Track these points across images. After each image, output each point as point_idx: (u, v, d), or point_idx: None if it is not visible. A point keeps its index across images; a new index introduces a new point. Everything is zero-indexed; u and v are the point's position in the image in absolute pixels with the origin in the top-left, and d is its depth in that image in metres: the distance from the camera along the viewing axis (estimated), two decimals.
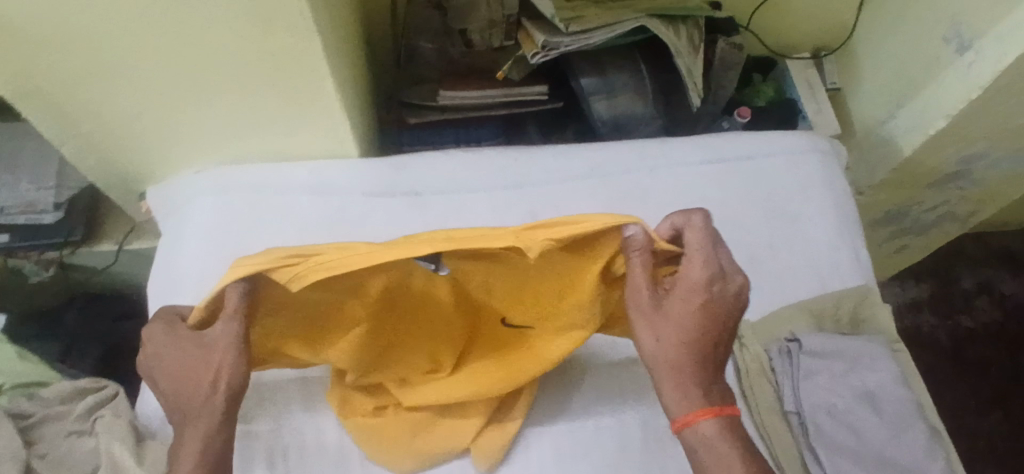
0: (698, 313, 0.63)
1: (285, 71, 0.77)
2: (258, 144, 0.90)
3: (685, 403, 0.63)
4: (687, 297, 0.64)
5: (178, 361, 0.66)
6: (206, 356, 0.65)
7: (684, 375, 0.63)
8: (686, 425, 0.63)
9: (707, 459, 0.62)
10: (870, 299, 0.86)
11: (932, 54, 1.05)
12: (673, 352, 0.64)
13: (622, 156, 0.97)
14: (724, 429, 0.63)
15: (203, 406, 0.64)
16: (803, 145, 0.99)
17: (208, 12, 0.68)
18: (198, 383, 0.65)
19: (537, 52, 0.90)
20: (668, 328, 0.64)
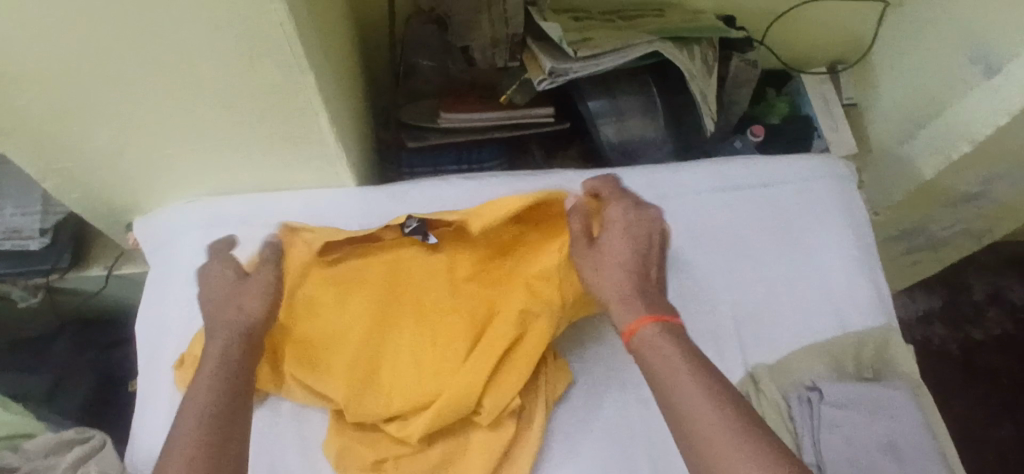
0: (625, 236, 0.75)
1: (277, 105, 0.73)
2: (249, 175, 0.86)
3: (629, 315, 0.69)
4: (612, 226, 0.77)
5: (217, 300, 0.74)
6: (240, 289, 0.73)
7: (623, 290, 0.71)
8: (631, 332, 0.68)
9: (655, 363, 0.65)
10: (891, 340, 0.84)
11: (956, 74, 1.00)
12: (613, 276, 0.72)
13: (632, 183, 0.91)
14: (669, 331, 0.67)
15: (229, 335, 0.69)
16: (822, 171, 0.94)
17: (194, 51, 0.64)
18: (225, 317, 0.71)
19: (543, 79, 0.85)
20: (605, 258, 0.74)
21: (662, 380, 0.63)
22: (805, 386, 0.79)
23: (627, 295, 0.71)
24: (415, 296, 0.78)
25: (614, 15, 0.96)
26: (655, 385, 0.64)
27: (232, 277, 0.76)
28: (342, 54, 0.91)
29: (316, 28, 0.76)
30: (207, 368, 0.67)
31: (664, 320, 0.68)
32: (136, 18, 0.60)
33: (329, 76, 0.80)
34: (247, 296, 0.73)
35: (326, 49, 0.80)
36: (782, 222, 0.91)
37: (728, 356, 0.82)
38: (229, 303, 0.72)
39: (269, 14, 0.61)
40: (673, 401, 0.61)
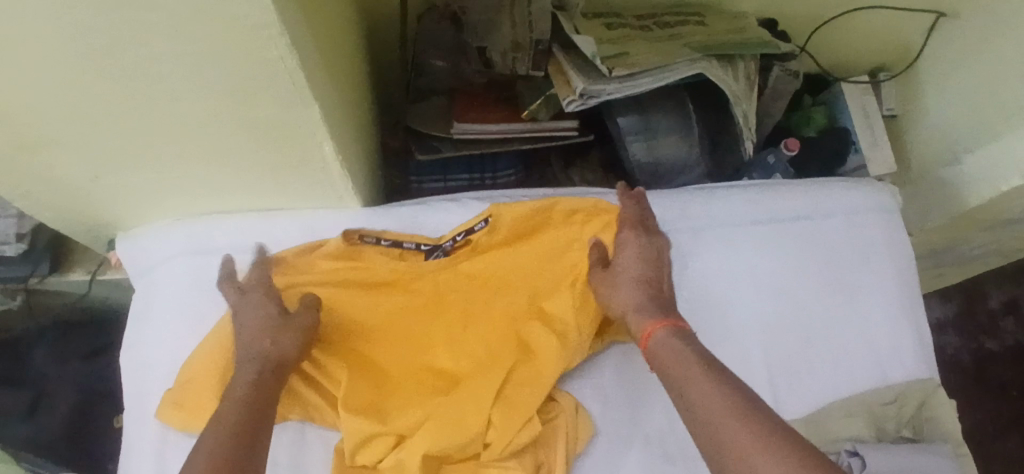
0: (639, 256, 0.75)
1: (272, 134, 0.65)
2: (241, 198, 0.78)
3: (642, 320, 0.70)
4: (626, 247, 0.76)
5: (251, 333, 0.70)
6: (273, 322, 0.70)
7: (639, 304, 0.72)
8: (647, 337, 0.69)
9: (668, 359, 0.65)
10: (933, 395, 0.77)
11: (1014, 99, 0.94)
12: (629, 294, 0.73)
13: (663, 212, 0.83)
14: (679, 331, 0.67)
15: (259, 367, 0.68)
16: (867, 203, 0.87)
17: (182, 86, 0.57)
18: (256, 347, 0.69)
19: (573, 100, 0.77)
20: (618, 279, 0.74)
21: (676, 374, 0.62)
22: (844, 450, 0.72)
23: (644, 305, 0.71)
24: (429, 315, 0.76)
25: (649, 20, 0.88)
26: (671, 385, 0.63)
27: (267, 309, 0.71)
28: (351, 61, 0.82)
29: (324, 45, 0.68)
30: (234, 392, 0.66)
31: (674, 323, 0.68)
32: (116, 51, 0.52)
33: (334, 98, 0.72)
34: (287, 335, 0.70)
35: (334, 63, 0.72)
36: (821, 255, 0.84)
37: None
38: (265, 340, 0.69)
39: (268, 49, 0.53)
40: (688, 394, 0.60)
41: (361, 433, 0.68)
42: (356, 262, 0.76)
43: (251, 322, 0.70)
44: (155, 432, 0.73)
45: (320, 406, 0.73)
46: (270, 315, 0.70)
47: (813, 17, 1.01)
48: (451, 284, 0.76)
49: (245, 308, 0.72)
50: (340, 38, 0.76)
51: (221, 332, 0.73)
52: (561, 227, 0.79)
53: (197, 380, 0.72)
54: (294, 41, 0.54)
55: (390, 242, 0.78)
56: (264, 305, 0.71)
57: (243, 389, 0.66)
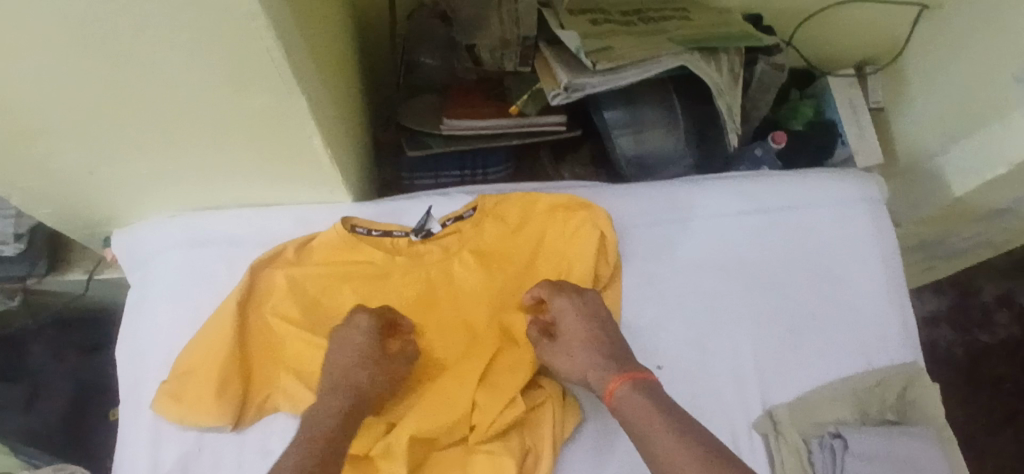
0: (580, 320, 0.72)
1: (263, 127, 0.67)
2: (235, 191, 0.80)
3: (602, 379, 0.69)
4: (564, 311, 0.73)
5: (347, 364, 0.69)
6: (372, 356, 0.69)
7: (594, 364, 0.70)
8: (611, 396, 0.67)
9: (635, 417, 0.64)
10: (916, 379, 0.79)
11: (997, 90, 0.95)
12: (581, 359, 0.71)
13: (651, 204, 0.85)
14: (639, 385, 0.66)
15: (347, 396, 0.67)
16: (855, 194, 0.88)
17: (175, 78, 0.58)
18: (350, 384, 0.68)
19: (558, 93, 0.78)
20: (567, 343, 0.72)
21: (640, 430, 0.63)
22: (828, 434, 0.74)
23: (597, 365, 0.69)
24: (417, 302, 0.78)
25: (635, 16, 0.89)
26: (637, 441, 0.64)
27: (368, 339, 0.70)
28: (343, 59, 0.84)
29: (315, 41, 0.69)
30: (317, 421, 0.66)
31: (632, 376, 0.67)
32: (108, 45, 0.54)
33: (325, 92, 0.73)
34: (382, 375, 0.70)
35: (325, 60, 0.74)
36: (806, 243, 0.85)
37: (746, 393, 0.79)
38: (363, 374, 0.68)
39: (258, 42, 0.55)
40: (654, 450, 0.62)
41: None
42: (353, 252, 0.78)
43: (353, 353, 0.69)
44: (151, 422, 0.75)
45: (307, 397, 0.74)
46: (373, 350, 0.70)
47: (798, 12, 1.02)
48: (439, 274, 0.79)
49: (346, 334, 0.70)
50: (331, 35, 0.77)
51: (215, 323, 0.74)
52: (542, 219, 0.82)
53: (191, 367, 0.74)
54: (282, 33, 0.56)
55: (380, 233, 0.80)
56: (368, 338, 0.70)
57: (327, 419, 0.66)
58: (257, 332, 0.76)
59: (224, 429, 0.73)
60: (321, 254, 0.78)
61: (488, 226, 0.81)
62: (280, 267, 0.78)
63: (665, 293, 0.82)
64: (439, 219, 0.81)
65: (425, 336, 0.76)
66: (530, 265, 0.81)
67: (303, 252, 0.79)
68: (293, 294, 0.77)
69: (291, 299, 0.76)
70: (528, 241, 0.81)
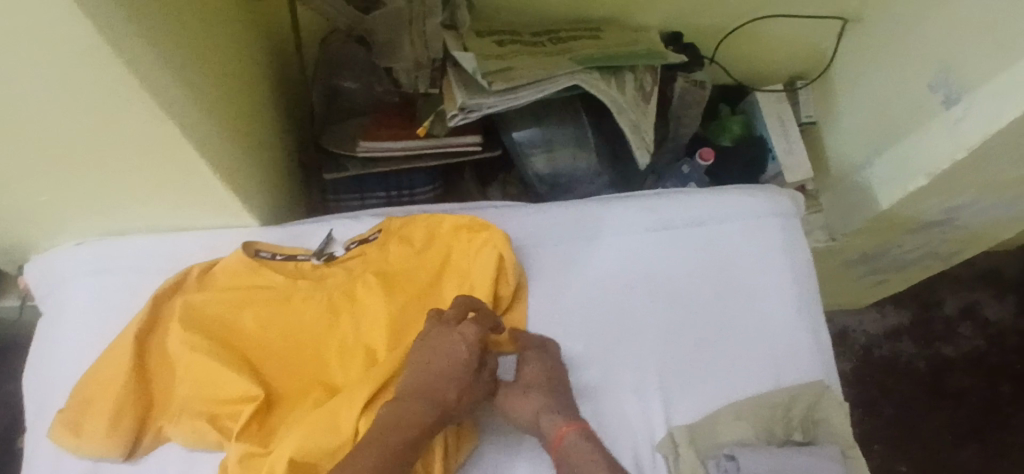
0: (545, 370, 0.75)
1: (148, 157, 0.67)
2: (142, 216, 0.79)
3: (554, 423, 0.72)
4: (533, 358, 0.76)
5: (440, 375, 0.71)
6: (467, 372, 0.72)
7: (545, 409, 0.73)
8: (557, 441, 0.71)
9: (582, 468, 0.69)
10: (822, 397, 0.78)
11: (915, 100, 0.94)
12: (533, 401, 0.73)
13: (560, 223, 0.85)
14: (588, 436, 0.71)
15: (432, 409, 0.69)
16: (768, 208, 0.88)
17: (44, 110, 0.58)
18: (443, 397, 0.70)
19: (454, 114, 0.79)
20: (524, 386, 0.75)
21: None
22: (723, 455, 0.74)
23: (552, 408, 0.73)
24: (312, 326, 0.77)
25: (544, 36, 0.90)
26: None
27: (469, 356, 0.72)
28: (257, 86, 0.84)
29: (206, 65, 0.69)
30: (404, 426, 0.67)
31: (581, 426, 0.72)
32: None
33: (220, 115, 0.72)
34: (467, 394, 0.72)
35: (224, 85, 0.74)
36: (718, 258, 0.85)
37: (649, 412, 0.78)
38: (452, 390, 0.71)
39: (110, 65, 0.54)
40: None
41: (245, 446, 0.69)
42: (253, 276, 0.78)
43: (453, 363, 0.71)
44: (51, 451, 0.74)
45: (194, 424, 0.72)
46: (470, 365, 0.72)
47: (720, 28, 1.03)
48: (340, 295, 0.78)
49: (452, 344, 0.72)
50: (235, 61, 0.78)
51: (114, 349, 0.74)
52: (447, 239, 0.82)
53: (89, 396, 0.73)
54: (136, 53, 0.55)
55: (285, 257, 0.81)
56: (470, 351, 0.72)
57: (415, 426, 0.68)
58: (156, 357, 0.75)
59: (117, 460, 0.73)
60: (219, 278, 0.78)
61: (394, 249, 0.81)
62: (182, 292, 0.77)
63: (572, 308, 0.82)
64: (344, 242, 0.84)
65: (325, 361, 0.76)
66: (434, 286, 0.81)
67: (203, 278, 0.78)
68: (187, 319, 0.75)
69: (186, 324, 0.74)
70: (431, 263, 0.81)
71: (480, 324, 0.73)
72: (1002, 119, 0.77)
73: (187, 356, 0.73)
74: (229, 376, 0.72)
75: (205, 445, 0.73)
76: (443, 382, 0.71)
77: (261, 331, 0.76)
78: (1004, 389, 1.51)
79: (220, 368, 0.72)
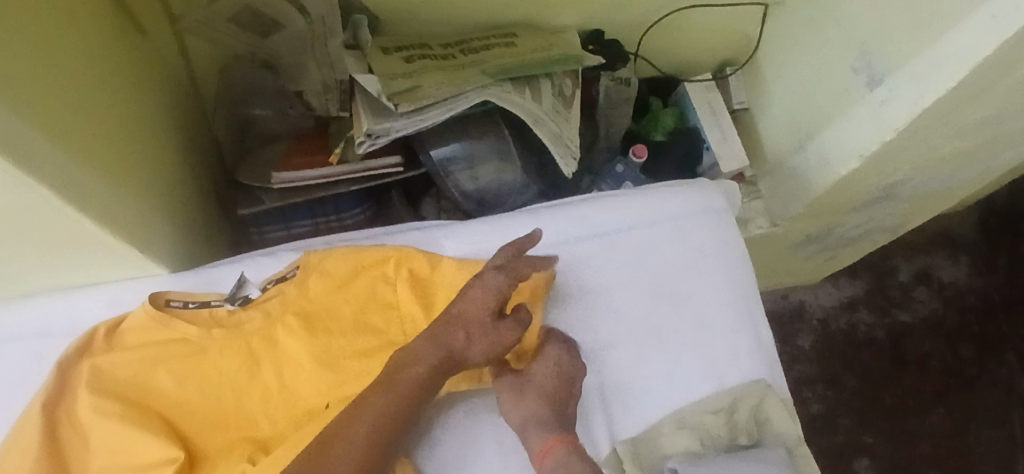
0: (556, 377, 0.74)
1: (28, 221, 0.63)
2: (39, 275, 0.74)
3: (543, 435, 0.71)
4: (546, 363, 0.74)
5: (457, 323, 0.71)
6: (486, 319, 0.71)
7: (540, 419, 0.72)
8: (540, 453, 0.71)
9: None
10: (765, 398, 0.77)
11: (840, 82, 0.93)
12: (529, 405, 0.73)
13: (485, 240, 0.83)
14: (576, 452, 0.71)
15: (444, 355, 0.70)
16: (699, 205, 0.86)
17: None
18: (459, 340, 0.71)
19: (361, 141, 0.75)
20: (525, 387, 0.74)
21: None
22: (666, 469, 0.72)
23: (546, 419, 0.72)
24: (232, 379, 0.73)
25: (455, 48, 0.86)
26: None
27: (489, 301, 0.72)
28: (154, 127, 0.80)
29: (85, 113, 0.65)
30: (403, 378, 0.68)
31: (571, 442, 0.71)
32: None
33: (109, 167, 0.68)
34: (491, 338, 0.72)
35: (110, 129, 0.69)
36: (652, 263, 0.83)
37: (594, 430, 0.76)
38: (465, 337, 0.71)
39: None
40: None
41: None
42: (164, 331, 0.74)
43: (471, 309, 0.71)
44: None
45: None
46: (492, 310, 0.72)
47: (642, 22, 1.00)
48: (260, 342, 0.75)
49: (471, 290, 0.72)
50: (123, 105, 0.73)
51: (20, 426, 0.69)
52: (370, 271, 0.79)
53: None
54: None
55: (198, 304, 0.76)
56: (493, 297, 0.72)
57: (415, 377, 0.69)
58: (67, 428, 0.70)
59: None
60: (128, 337, 0.74)
61: (316, 282, 0.77)
62: (89, 355, 0.73)
63: None
64: (257, 283, 0.79)
65: (248, 413, 0.73)
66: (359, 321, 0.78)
67: (111, 336, 0.74)
68: (96, 385, 0.70)
69: (95, 390, 0.70)
70: (354, 297, 0.78)
71: (507, 273, 0.73)
72: (926, 99, 0.77)
73: (101, 425, 0.68)
74: (149, 441, 0.68)
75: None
76: (462, 326, 0.71)
77: (179, 390, 0.72)
78: (964, 350, 1.50)
79: (137, 433, 0.68)
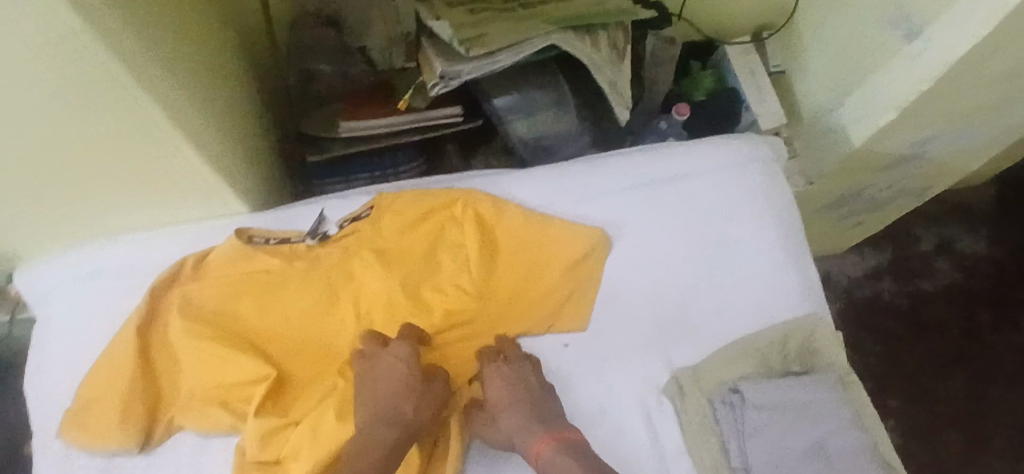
0: (507, 389, 0.75)
1: (138, 146, 0.68)
2: (126, 211, 0.78)
3: (529, 439, 0.71)
4: (496, 379, 0.75)
5: (389, 398, 0.71)
6: (411, 381, 0.73)
7: (519, 427, 0.72)
8: (536, 457, 0.71)
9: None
10: (817, 330, 0.80)
11: (877, 38, 0.97)
12: (505, 423, 0.73)
13: (542, 185, 0.87)
14: (566, 445, 0.70)
15: (391, 427, 0.70)
16: (746, 154, 0.90)
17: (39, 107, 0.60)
18: (397, 413, 0.71)
19: (435, 83, 0.81)
20: (495, 408, 0.74)
21: None
22: (730, 388, 0.77)
23: (524, 427, 0.72)
24: (313, 310, 0.78)
25: (515, 2, 0.89)
26: None
27: (407, 364, 0.73)
28: (235, 72, 0.86)
29: (182, 48, 0.70)
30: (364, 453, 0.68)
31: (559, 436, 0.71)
32: None
33: (201, 102, 0.73)
34: (422, 398, 0.72)
35: (199, 67, 0.74)
36: (703, 208, 0.87)
37: (652, 358, 0.81)
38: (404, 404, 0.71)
39: (85, 43, 0.55)
40: None
41: (264, 423, 0.71)
42: (247, 265, 0.77)
43: (394, 381, 0.72)
44: (60, 452, 0.73)
45: (216, 414, 0.72)
46: (411, 377, 0.73)
47: None
48: (338, 276, 0.79)
49: (386, 360, 0.73)
50: (213, 53, 0.79)
51: (117, 346, 0.73)
52: (440, 211, 0.83)
53: (94, 395, 0.72)
54: (109, 33, 0.57)
55: (278, 241, 0.80)
56: (403, 364, 0.73)
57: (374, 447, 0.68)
58: (158, 351, 0.74)
59: (133, 452, 0.73)
60: (213, 271, 0.77)
61: (388, 221, 0.81)
62: (177, 285, 0.77)
63: None
64: (336, 221, 0.83)
65: (328, 341, 0.77)
66: (429, 258, 0.81)
67: (194, 271, 0.77)
68: (186, 313, 0.75)
69: (185, 317, 0.74)
70: (424, 236, 0.81)
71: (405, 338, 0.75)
72: (963, 46, 0.81)
73: (196, 345, 0.73)
74: (240, 362, 0.73)
75: (218, 430, 0.73)
76: (396, 392, 0.72)
77: (263, 320, 0.77)
78: (984, 317, 1.54)
79: (229, 355, 0.73)
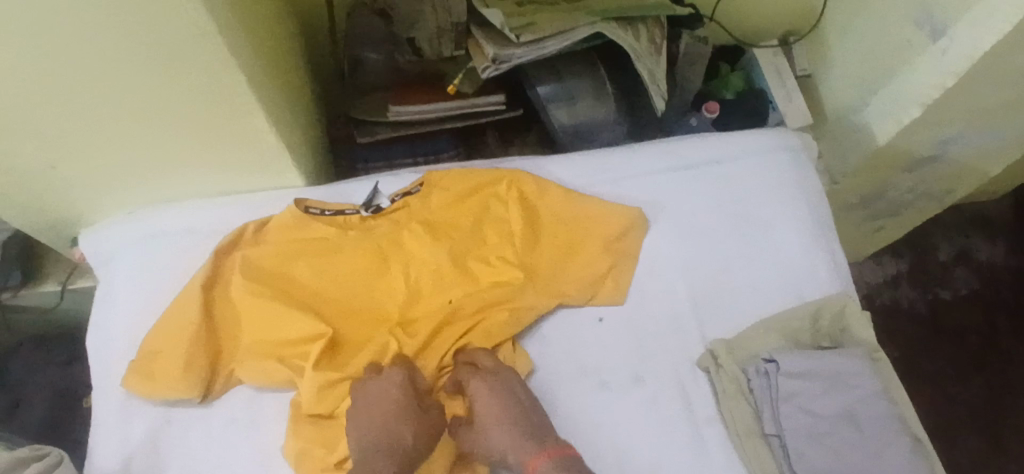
0: (496, 403, 0.74)
1: (212, 113, 0.73)
2: (192, 178, 0.83)
3: (524, 453, 0.70)
4: (485, 394, 0.75)
5: (383, 425, 0.70)
6: (405, 404, 0.72)
7: (513, 441, 0.71)
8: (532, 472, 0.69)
9: None
10: (847, 307, 0.83)
11: (902, 40, 1.02)
12: (498, 438, 0.72)
13: (581, 167, 0.91)
14: (562, 460, 0.69)
15: (392, 457, 0.69)
16: (775, 143, 0.94)
17: (129, 68, 0.66)
18: (393, 441, 0.70)
19: (487, 66, 0.87)
20: (487, 422, 0.73)
21: None
22: (764, 358, 0.80)
23: (518, 443, 0.71)
24: (365, 275, 0.81)
25: None
26: None
27: (402, 388, 0.73)
28: (292, 54, 0.91)
29: (253, 22, 0.75)
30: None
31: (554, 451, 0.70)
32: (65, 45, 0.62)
33: (268, 74, 0.78)
34: (416, 421, 0.71)
35: (266, 42, 0.79)
36: (734, 193, 0.91)
37: (686, 331, 0.84)
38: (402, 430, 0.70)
39: (182, 9, 0.61)
40: None
41: (323, 375, 0.75)
42: (306, 230, 0.82)
43: (387, 408, 0.71)
44: (121, 401, 0.77)
45: (275, 368, 0.76)
46: (405, 402, 0.72)
47: None
48: (389, 244, 0.83)
49: (380, 387, 0.73)
50: (276, 34, 0.85)
51: (181, 301, 0.77)
52: (486, 186, 0.87)
53: (158, 347, 0.76)
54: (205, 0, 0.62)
55: (333, 212, 0.84)
56: (397, 391, 0.72)
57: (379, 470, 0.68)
58: (219, 309, 0.79)
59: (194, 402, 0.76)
60: (272, 236, 0.82)
61: (435, 195, 0.86)
62: (238, 248, 0.81)
63: None
64: (388, 195, 0.87)
65: (378, 305, 0.81)
66: (475, 230, 0.85)
67: (256, 234, 0.82)
68: (247, 273, 0.79)
69: (247, 276, 0.79)
70: (470, 208, 0.86)
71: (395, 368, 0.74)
72: (987, 42, 0.85)
73: (256, 303, 0.77)
74: (297, 320, 0.77)
75: (274, 384, 0.77)
76: (391, 415, 0.71)
77: (318, 283, 0.81)
78: (1002, 326, 1.56)
79: (288, 313, 0.77)
